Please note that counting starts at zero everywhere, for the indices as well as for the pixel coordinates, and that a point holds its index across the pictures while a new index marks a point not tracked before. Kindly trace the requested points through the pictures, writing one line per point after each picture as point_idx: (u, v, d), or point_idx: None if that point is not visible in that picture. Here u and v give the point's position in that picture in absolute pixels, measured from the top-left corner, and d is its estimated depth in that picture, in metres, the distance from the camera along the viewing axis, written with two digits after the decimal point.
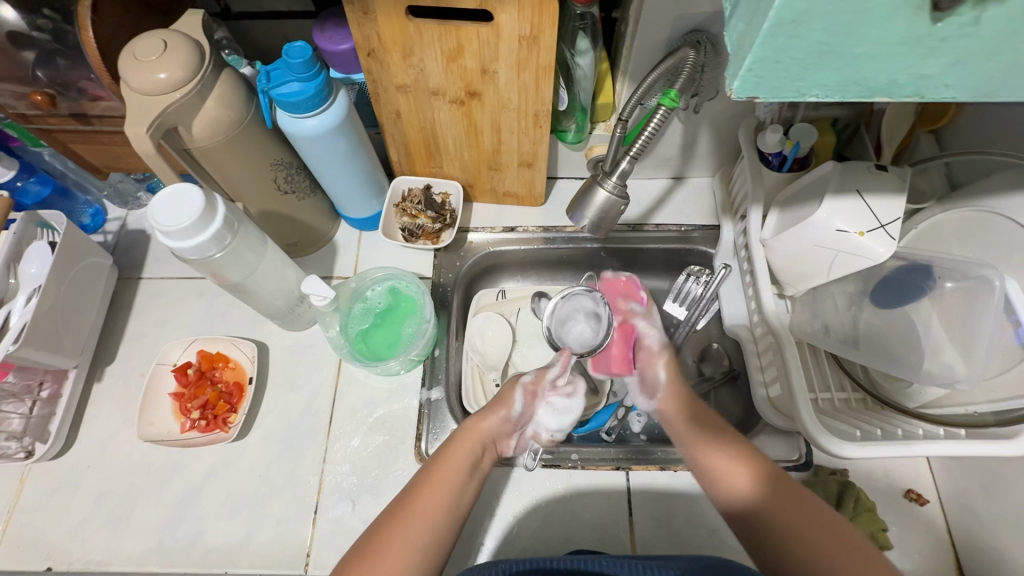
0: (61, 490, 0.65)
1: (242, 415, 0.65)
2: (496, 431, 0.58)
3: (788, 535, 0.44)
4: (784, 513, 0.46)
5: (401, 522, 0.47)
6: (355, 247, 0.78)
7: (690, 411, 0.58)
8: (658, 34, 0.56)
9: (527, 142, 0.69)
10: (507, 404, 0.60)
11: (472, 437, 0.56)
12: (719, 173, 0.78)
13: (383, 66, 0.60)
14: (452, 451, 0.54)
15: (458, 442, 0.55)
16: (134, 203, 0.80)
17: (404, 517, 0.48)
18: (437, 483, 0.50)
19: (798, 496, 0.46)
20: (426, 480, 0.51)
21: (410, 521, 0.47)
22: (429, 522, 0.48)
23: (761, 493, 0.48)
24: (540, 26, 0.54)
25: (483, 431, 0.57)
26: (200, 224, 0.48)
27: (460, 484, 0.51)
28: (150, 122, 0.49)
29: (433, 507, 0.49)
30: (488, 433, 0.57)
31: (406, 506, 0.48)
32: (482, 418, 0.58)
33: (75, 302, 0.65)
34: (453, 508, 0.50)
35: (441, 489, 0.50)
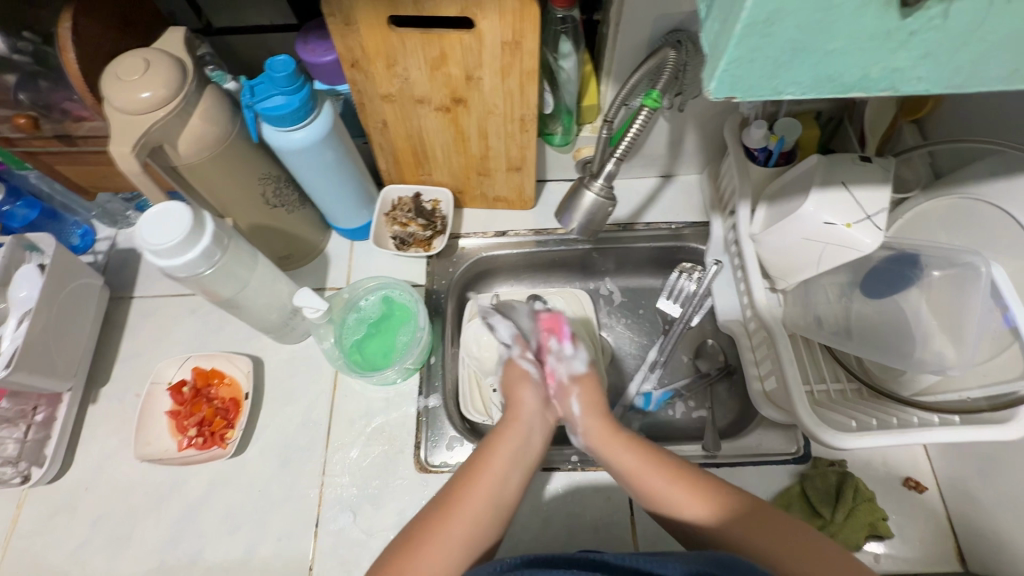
0: (59, 514, 0.64)
1: (239, 431, 0.65)
2: (533, 412, 0.57)
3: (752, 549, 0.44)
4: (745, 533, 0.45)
5: (452, 513, 0.47)
6: (347, 258, 0.78)
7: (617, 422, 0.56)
8: (639, 34, 0.57)
9: (515, 146, 0.69)
10: (524, 378, 0.60)
11: (517, 425, 0.55)
12: (706, 170, 0.78)
13: (368, 77, 0.60)
14: (497, 439, 0.53)
15: (506, 430, 0.54)
16: (124, 223, 0.79)
17: (457, 507, 0.47)
18: (485, 473, 0.50)
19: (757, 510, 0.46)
20: (476, 467, 0.50)
21: (462, 513, 0.47)
22: (481, 516, 0.47)
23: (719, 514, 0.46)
24: (522, 31, 0.54)
25: (524, 415, 0.56)
26: (188, 241, 0.48)
27: (509, 472, 0.51)
28: (134, 141, 0.49)
29: (483, 497, 0.48)
30: (527, 417, 0.56)
31: (457, 495, 0.48)
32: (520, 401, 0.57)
33: (66, 324, 0.65)
34: (507, 496, 0.50)
35: (488, 478, 0.49)
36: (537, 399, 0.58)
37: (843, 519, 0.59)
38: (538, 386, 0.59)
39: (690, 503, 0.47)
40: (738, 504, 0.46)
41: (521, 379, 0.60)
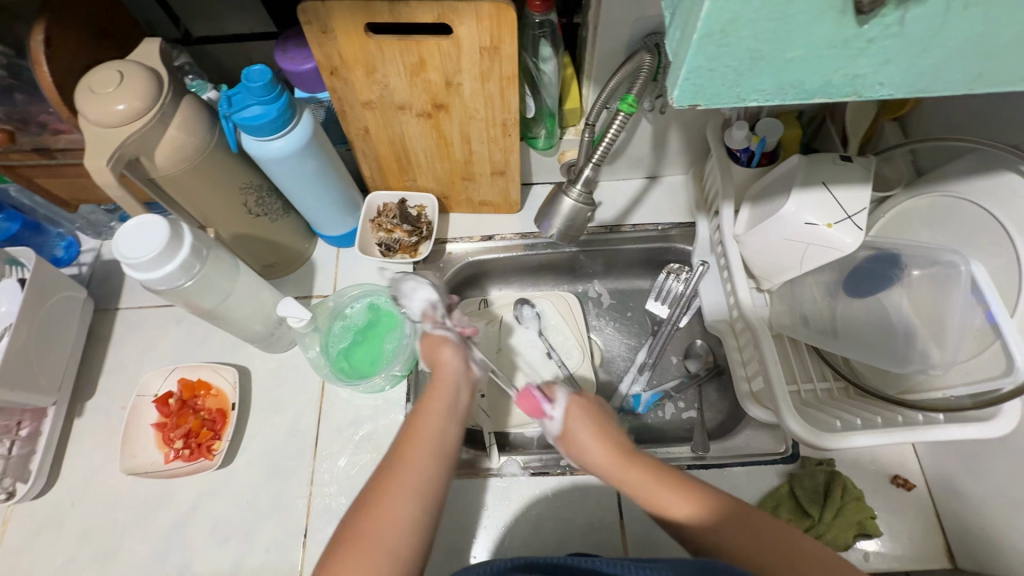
0: (46, 529, 0.64)
1: (225, 442, 0.64)
2: (456, 372, 0.55)
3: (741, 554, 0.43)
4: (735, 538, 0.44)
5: (391, 480, 0.45)
6: (334, 265, 0.78)
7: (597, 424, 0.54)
8: (618, 37, 0.57)
9: (498, 150, 0.69)
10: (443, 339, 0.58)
11: (442, 385, 0.53)
12: (692, 171, 0.78)
13: (347, 84, 0.60)
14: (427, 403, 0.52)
15: (427, 402, 0.52)
16: (108, 234, 0.79)
17: (396, 472, 0.45)
18: (418, 437, 0.48)
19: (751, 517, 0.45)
20: (408, 433, 0.49)
21: (402, 479, 0.45)
22: (418, 477, 0.45)
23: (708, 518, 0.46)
24: (500, 36, 0.54)
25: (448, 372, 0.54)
26: (167, 253, 0.48)
27: (442, 431, 0.49)
28: (110, 155, 0.49)
29: (422, 458, 0.47)
30: (450, 375, 0.54)
31: (393, 463, 0.46)
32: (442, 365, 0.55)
33: (49, 337, 0.65)
34: (442, 452, 0.48)
35: (422, 443, 0.48)
36: (459, 358, 0.56)
37: (831, 518, 0.59)
38: (458, 347, 0.57)
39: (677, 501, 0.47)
40: (726, 507, 0.46)
41: (437, 344, 0.57)
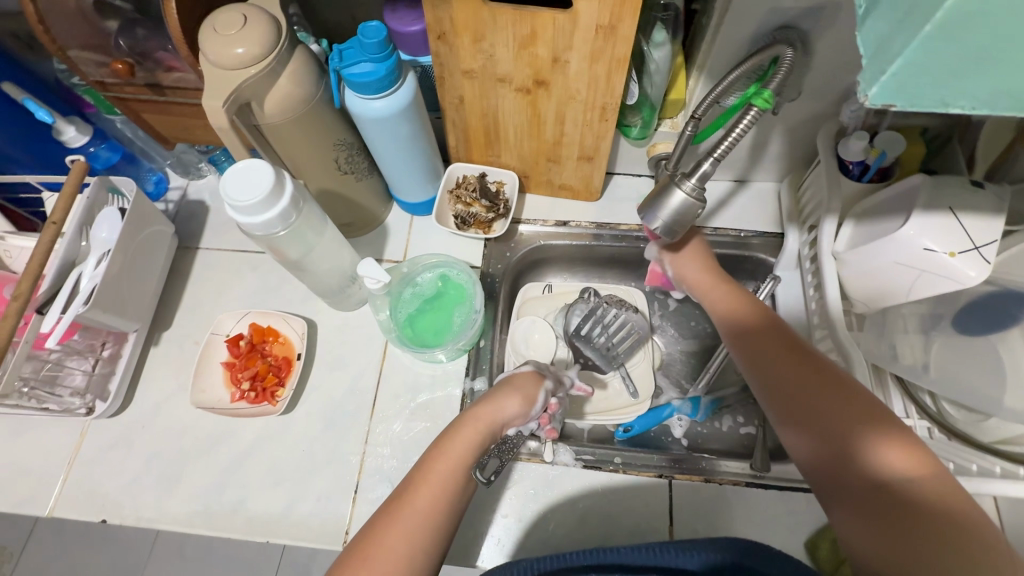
0: (116, 447, 0.67)
1: (290, 389, 0.66)
2: (507, 421, 0.56)
3: (886, 468, 0.41)
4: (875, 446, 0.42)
5: (401, 513, 0.47)
6: (407, 231, 0.78)
7: (771, 326, 0.53)
8: (743, 28, 0.54)
9: (591, 135, 0.67)
10: (518, 390, 0.59)
11: (483, 421, 0.54)
12: (786, 179, 0.74)
13: (452, 50, 0.59)
14: (459, 434, 0.52)
15: (460, 431, 0.53)
16: (196, 174, 0.81)
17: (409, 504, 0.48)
18: (437, 475, 0.50)
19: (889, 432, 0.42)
20: (426, 469, 0.50)
21: (407, 516, 0.46)
22: (426, 520, 0.47)
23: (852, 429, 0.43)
24: (620, 16, 0.52)
25: (492, 415, 0.55)
26: (269, 201, 0.49)
27: (463, 470, 0.51)
28: (226, 97, 0.49)
29: (431, 501, 0.48)
30: (501, 419, 0.56)
31: (406, 496, 0.48)
32: (492, 405, 0.56)
33: (139, 268, 0.67)
34: (450, 499, 0.49)
35: (440, 481, 0.49)
36: (520, 409, 0.58)
37: None
38: (526, 402, 0.58)
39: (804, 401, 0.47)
40: (865, 414, 0.44)
41: (511, 389, 0.58)
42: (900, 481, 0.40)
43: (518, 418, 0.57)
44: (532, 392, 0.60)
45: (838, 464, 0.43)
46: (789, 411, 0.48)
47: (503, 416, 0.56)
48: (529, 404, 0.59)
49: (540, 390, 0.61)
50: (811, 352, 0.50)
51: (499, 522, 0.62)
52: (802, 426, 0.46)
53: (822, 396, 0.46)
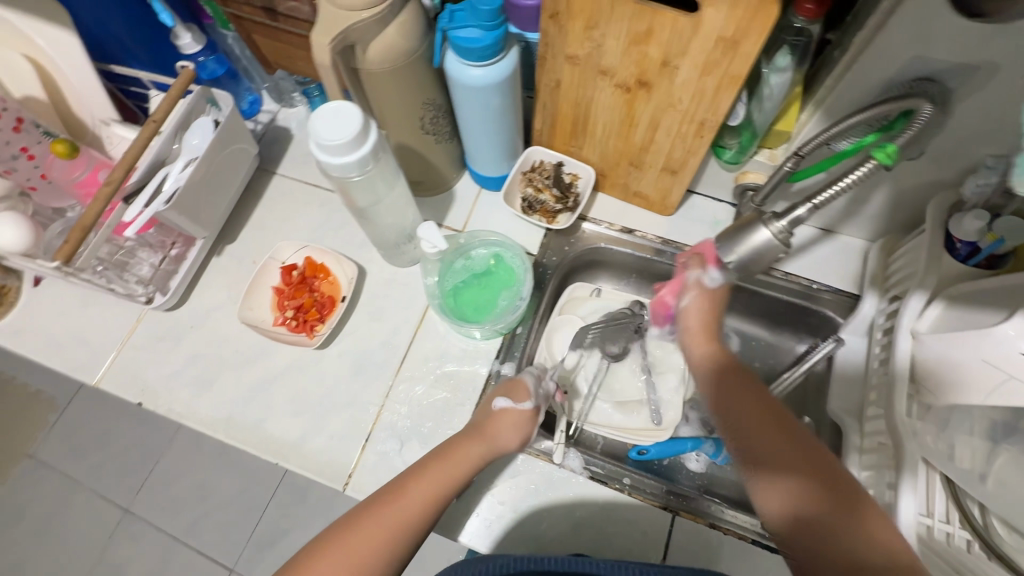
0: (165, 339, 0.72)
1: (328, 327, 0.68)
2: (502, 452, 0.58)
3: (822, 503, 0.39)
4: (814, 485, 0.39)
5: (393, 497, 0.48)
6: (472, 202, 0.78)
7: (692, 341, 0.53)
8: (880, 72, 0.49)
9: (681, 148, 0.64)
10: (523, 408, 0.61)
11: (485, 448, 0.56)
12: (879, 241, 0.69)
13: (562, 32, 0.57)
14: (468, 445, 0.55)
15: (468, 441, 0.56)
16: (287, 102, 0.84)
17: (400, 496, 0.48)
18: (440, 470, 0.52)
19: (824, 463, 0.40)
20: (430, 463, 0.52)
21: (404, 501, 0.48)
22: (420, 509, 0.48)
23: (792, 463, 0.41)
24: (746, 31, 0.49)
25: (497, 433, 0.58)
26: (351, 145, 0.49)
27: (467, 475, 0.53)
28: (334, 35, 0.50)
29: (428, 504, 0.49)
30: (498, 450, 0.57)
31: (408, 487, 0.49)
32: (497, 422, 0.59)
33: (220, 180, 0.70)
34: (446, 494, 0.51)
35: (445, 477, 0.51)
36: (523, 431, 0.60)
37: None
38: (524, 440, 0.60)
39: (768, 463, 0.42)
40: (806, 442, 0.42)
41: (514, 422, 0.60)
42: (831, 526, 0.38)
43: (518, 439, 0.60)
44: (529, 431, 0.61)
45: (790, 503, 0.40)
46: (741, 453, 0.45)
47: (508, 436, 0.58)
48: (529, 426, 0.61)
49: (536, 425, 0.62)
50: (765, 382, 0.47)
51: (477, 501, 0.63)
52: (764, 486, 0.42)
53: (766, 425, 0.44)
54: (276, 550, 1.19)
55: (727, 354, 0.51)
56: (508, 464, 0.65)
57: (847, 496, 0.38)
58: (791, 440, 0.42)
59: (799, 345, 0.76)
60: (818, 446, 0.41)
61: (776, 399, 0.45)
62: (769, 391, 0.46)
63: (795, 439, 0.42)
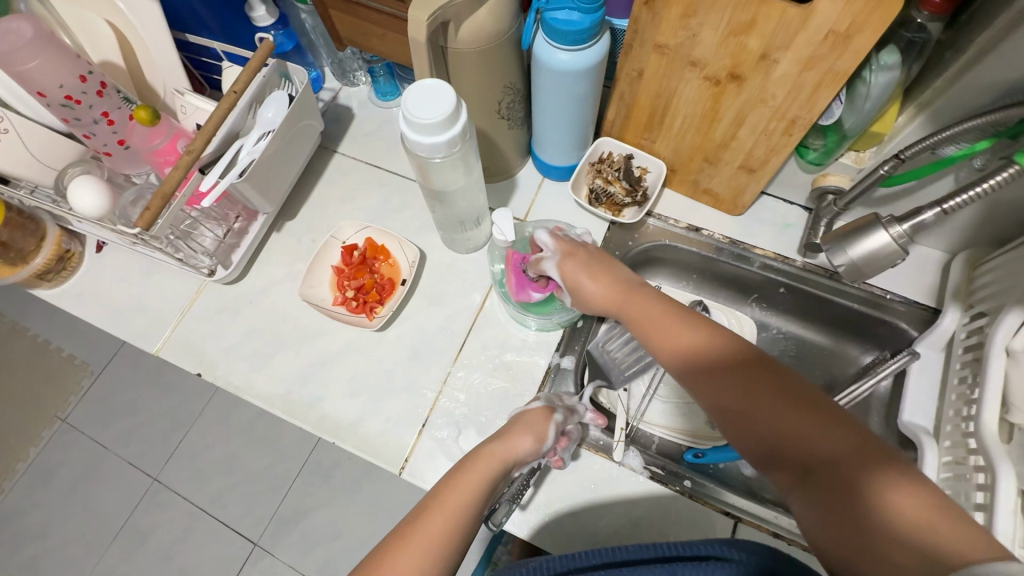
0: (224, 312, 0.72)
1: (389, 310, 0.67)
2: (519, 460, 0.56)
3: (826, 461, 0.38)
4: (816, 444, 0.38)
5: (405, 542, 0.45)
6: (535, 191, 0.77)
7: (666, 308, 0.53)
8: (1004, 74, 0.46)
9: (764, 146, 0.62)
10: (534, 429, 0.58)
11: (493, 458, 0.54)
12: (961, 253, 0.66)
13: (656, 19, 0.56)
14: (473, 469, 0.52)
15: (474, 464, 0.52)
16: (349, 80, 0.83)
17: (414, 537, 0.45)
18: (448, 502, 0.48)
19: (819, 418, 0.39)
20: (438, 497, 0.49)
21: (419, 540, 0.45)
22: (437, 543, 0.45)
23: (792, 430, 0.40)
24: (862, 25, 0.47)
25: (504, 453, 0.54)
26: (445, 124, 0.48)
27: (480, 501, 0.50)
28: (433, 11, 0.48)
29: (440, 527, 0.46)
30: (512, 459, 0.55)
31: (416, 521, 0.47)
32: (502, 444, 0.55)
33: (288, 156, 0.70)
34: (460, 528, 0.47)
35: (452, 507, 0.48)
36: (533, 445, 0.57)
37: None
38: (538, 440, 0.57)
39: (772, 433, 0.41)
40: (802, 405, 0.41)
41: (524, 426, 0.58)
42: (837, 482, 0.36)
43: (530, 456, 0.56)
44: (542, 430, 0.59)
45: (794, 468, 0.39)
46: (737, 431, 0.43)
47: (514, 457, 0.55)
48: (541, 441, 0.58)
49: (551, 426, 0.59)
50: (749, 350, 0.46)
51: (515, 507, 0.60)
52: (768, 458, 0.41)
53: (755, 395, 0.42)
54: (302, 527, 1.20)
55: (706, 325, 0.49)
56: (544, 473, 0.62)
57: (840, 440, 0.38)
58: (782, 402, 0.41)
59: (864, 356, 0.74)
60: (797, 397, 0.41)
61: (757, 366, 0.44)
62: (752, 359, 0.45)
63: (783, 400, 0.41)
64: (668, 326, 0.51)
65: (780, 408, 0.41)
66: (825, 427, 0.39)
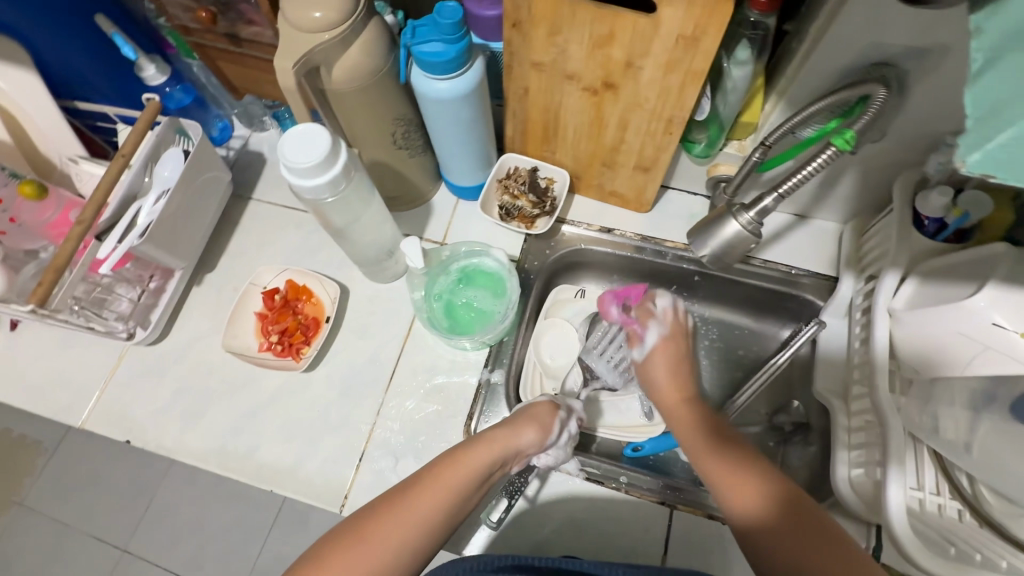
0: (149, 374, 0.71)
1: (314, 349, 0.67)
2: (522, 449, 0.55)
3: (782, 531, 0.44)
4: (782, 519, 0.45)
5: (394, 514, 0.45)
6: (450, 214, 0.79)
7: (678, 382, 0.62)
8: (837, 59, 0.50)
9: (651, 145, 0.65)
10: (537, 421, 0.58)
11: (500, 443, 0.53)
12: (851, 223, 0.70)
13: (526, 40, 0.58)
14: (479, 449, 0.51)
15: (478, 445, 0.52)
16: (258, 126, 0.83)
17: (400, 510, 0.45)
18: (446, 480, 0.48)
19: (795, 497, 0.46)
20: (435, 474, 0.48)
21: (408, 514, 0.45)
22: (422, 523, 0.45)
23: (760, 495, 0.47)
24: (704, 28, 0.49)
25: (508, 440, 0.54)
26: (323, 166, 0.49)
27: (474, 485, 0.50)
28: (297, 59, 0.50)
29: (433, 501, 0.46)
30: (517, 446, 0.54)
31: (413, 492, 0.46)
32: (512, 431, 0.55)
33: (195, 210, 0.70)
34: (450, 508, 0.47)
35: (448, 487, 0.48)
36: (536, 438, 0.56)
37: None
38: (542, 430, 0.57)
39: (739, 487, 0.48)
40: (779, 487, 0.47)
41: (530, 418, 0.57)
42: (786, 539, 0.43)
43: (533, 449, 0.56)
44: (548, 422, 0.59)
45: (756, 514, 0.46)
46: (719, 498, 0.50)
47: (519, 442, 0.55)
48: (544, 433, 0.57)
49: (556, 419, 0.60)
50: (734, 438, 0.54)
51: (516, 501, 0.62)
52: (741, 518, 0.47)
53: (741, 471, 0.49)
54: None
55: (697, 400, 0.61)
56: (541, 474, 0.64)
57: (776, 492, 0.47)
58: (755, 467, 0.49)
59: (782, 331, 0.77)
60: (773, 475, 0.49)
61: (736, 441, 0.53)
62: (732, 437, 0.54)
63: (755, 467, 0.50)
64: (661, 373, 0.63)
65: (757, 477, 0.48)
66: (777, 480, 0.48)
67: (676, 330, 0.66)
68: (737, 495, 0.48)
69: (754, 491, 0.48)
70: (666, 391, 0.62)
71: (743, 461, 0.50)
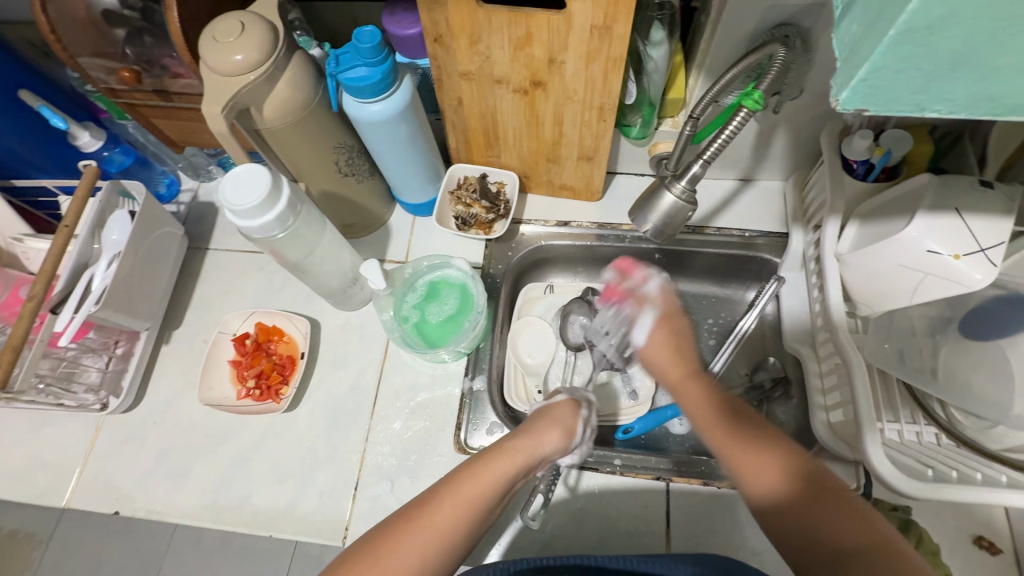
0: (129, 441, 0.70)
1: (293, 388, 0.67)
2: (547, 454, 0.54)
3: (823, 526, 0.42)
4: (818, 513, 0.42)
5: (414, 529, 0.44)
6: (409, 232, 0.79)
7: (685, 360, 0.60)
8: (741, 27, 0.53)
9: (590, 135, 0.67)
10: (558, 423, 0.57)
11: (525, 452, 0.52)
12: (793, 178, 0.73)
13: (449, 52, 0.59)
14: (500, 459, 0.50)
15: (502, 455, 0.50)
16: (206, 177, 0.83)
17: (423, 524, 0.44)
18: (465, 494, 0.46)
19: (825, 484, 0.44)
20: (453, 485, 0.47)
21: (426, 527, 0.44)
22: (445, 536, 0.44)
23: (788, 487, 0.45)
24: (614, 15, 0.51)
25: (533, 447, 0.52)
26: (267, 203, 0.49)
27: (496, 497, 0.48)
28: (225, 103, 0.50)
29: (456, 516, 0.45)
30: (542, 454, 0.53)
31: (429, 505, 0.45)
32: (534, 440, 0.53)
33: (150, 268, 0.69)
34: (470, 522, 0.46)
35: (468, 501, 0.46)
36: (560, 443, 0.55)
37: None
38: (566, 434, 0.56)
39: (765, 476, 0.46)
40: (802, 470, 0.46)
41: (551, 421, 0.56)
42: (824, 531, 0.42)
43: (557, 452, 0.55)
44: (571, 423, 0.58)
45: (791, 505, 0.44)
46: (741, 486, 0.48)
47: (543, 450, 0.53)
48: (567, 437, 0.57)
49: (577, 421, 0.59)
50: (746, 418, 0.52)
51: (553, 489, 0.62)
52: (769, 506, 0.46)
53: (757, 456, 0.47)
54: None
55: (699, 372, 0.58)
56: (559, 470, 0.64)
57: (803, 482, 0.45)
58: (769, 447, 0.48)
59: (748, 293, 0.79)
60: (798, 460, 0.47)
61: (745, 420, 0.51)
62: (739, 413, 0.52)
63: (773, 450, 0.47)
64: (665, 351, 0.60)
65: (780, 465, 0.46)
66: (803, 465, 0.46)
67: (668, 310, 0.64)
68: (767, 485, 0.46)
69: (782, 483, 0.45)
70: (672, 379, 0.59)
71: (761, 439, 0.48)
